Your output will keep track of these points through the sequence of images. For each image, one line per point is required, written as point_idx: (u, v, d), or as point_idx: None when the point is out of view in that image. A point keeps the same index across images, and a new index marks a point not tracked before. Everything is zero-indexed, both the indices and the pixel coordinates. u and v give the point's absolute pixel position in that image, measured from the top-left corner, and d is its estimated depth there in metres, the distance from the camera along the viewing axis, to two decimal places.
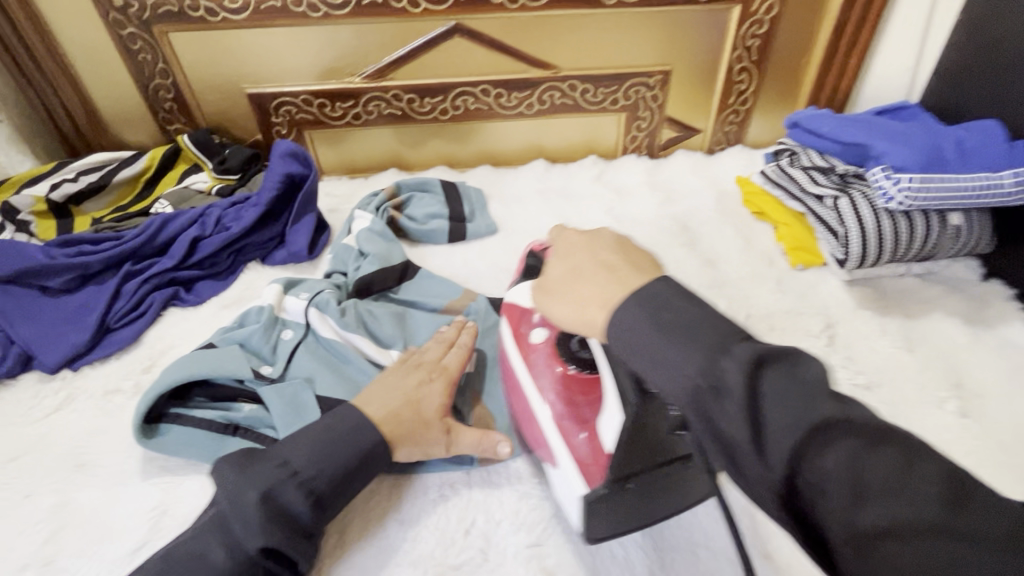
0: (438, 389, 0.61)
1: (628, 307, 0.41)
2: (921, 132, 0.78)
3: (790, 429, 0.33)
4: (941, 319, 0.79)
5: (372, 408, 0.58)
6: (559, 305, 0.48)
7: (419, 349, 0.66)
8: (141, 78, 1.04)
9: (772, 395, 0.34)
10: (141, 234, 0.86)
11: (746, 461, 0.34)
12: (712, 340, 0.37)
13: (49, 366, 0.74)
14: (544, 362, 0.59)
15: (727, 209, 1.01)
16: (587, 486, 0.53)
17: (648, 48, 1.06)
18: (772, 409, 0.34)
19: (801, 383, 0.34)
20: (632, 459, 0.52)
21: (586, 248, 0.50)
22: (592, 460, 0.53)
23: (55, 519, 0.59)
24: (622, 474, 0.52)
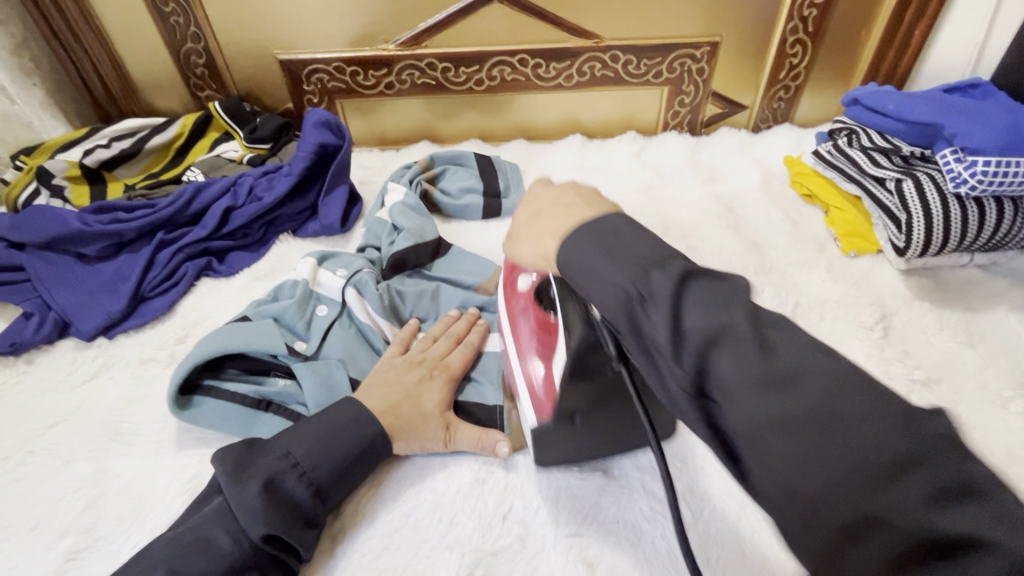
0: (437, 386, 0.62)
1: (611, 253, 0.38)
2: (999, 110, 0.73)
3: (704, 332, 0.33)
4: (1006, 314, 0.74)
5: (373, 402, 0.59)
6: (521, 245, 0.46)
7: (426, 345, 0.66)
8: (172, 42, 1.01)
9: (694, 304, 0.34)
10: (174, 203, 0.85)
11: (665, 365, 0.35)
12: (724, 301, 0.34)
13: (86, 333, 0.74)
14: (523, 308, 0.58)
15: (774, 191, 0.96)
16: (536, 419, 0.53)
17: (697, 17, 1.00)
18: (692, 316, 0.34)
19: (722, 294, 0.34)
20: (587, 398, 0.51)
21: (548, 193, 0.47)
22: (544, 395, 0.53)
23: (95, 486, 0.59)
24: (567, 411, 0.51)
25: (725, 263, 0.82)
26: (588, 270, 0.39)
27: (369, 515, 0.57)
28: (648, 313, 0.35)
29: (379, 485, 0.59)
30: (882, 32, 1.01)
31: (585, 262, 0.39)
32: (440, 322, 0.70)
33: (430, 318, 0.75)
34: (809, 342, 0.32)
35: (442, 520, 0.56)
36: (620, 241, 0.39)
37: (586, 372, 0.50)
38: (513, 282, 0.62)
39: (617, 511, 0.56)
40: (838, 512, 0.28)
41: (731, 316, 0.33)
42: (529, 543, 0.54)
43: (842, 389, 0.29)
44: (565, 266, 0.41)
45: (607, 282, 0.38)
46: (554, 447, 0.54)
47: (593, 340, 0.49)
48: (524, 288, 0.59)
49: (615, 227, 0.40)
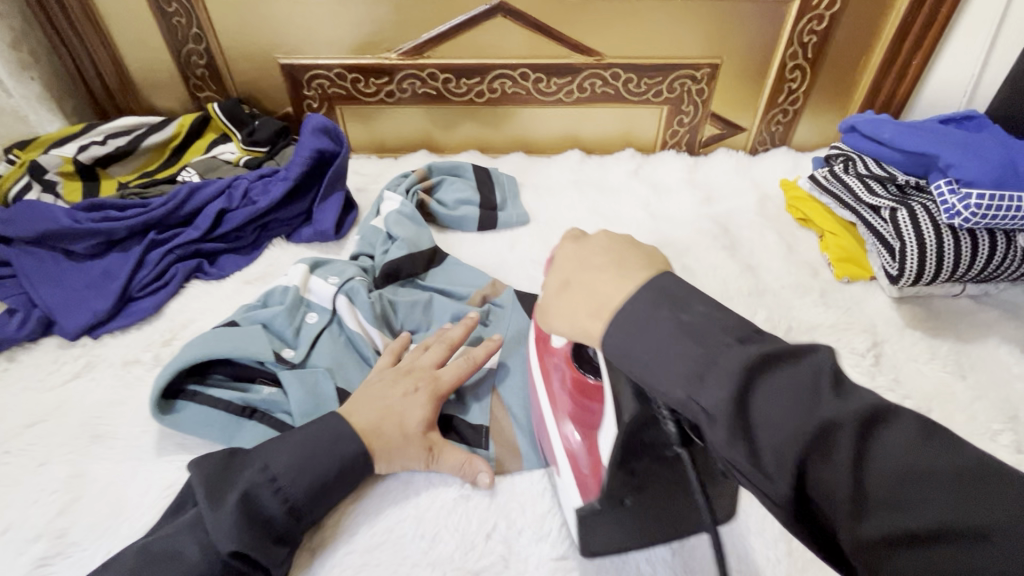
0: (422, 401, 0.59)
1: (667, 351, 0.38)
2: (995, 143, 0.74)
3: (790, 440, 0.33)
4: (997, 346, 0.74)
5: (356, 418, 0.57)
6: (555, 320, 0.46)
7: (416, 355, 0.63)
8: (174, 42, 1.01)
9: (766, 400, 0.34)
10: (167, 202, 0.84)
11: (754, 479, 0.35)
12: (801, 405, 0.33)
13: (70, 333, 0.73)
14: (557, 367, 0.58)
15: (770, 214, 0.96)
16: (581, 498, 0.52)
17: (698, 38, 1.01)
18: (764, 405, 0.34)
19: (797, 389, 0.34)
20: (637, 475, 0.48)
21: (577, 258, 0.47)
22: (590, 472, 0.53)
23: (69, 490, 0.58)
24: (618, 494, 0.49)
25: (719, 284, 0.82)
26: (635, 350, 0.39)
27: (350, 529, 0.56)
28: (711, 427, 0.35)
29: (361, 496, 0.58)
30: (879, 60, 1.03)
31: (652, 351, 0.38)
32: (433, 330, 0.67)
33: (422, 328, 0.74)
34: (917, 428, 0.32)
35: (425, 537, 0.55)
36: (692, 324, 0.38)
37: (641, 451, 0.47)
38: (547, 342, 0.60)
39: None
40: (854, 551, 0.32)
41: (816, 416, 0.33)
42: (512, 564, 0.54)
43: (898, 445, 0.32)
44: (615, 353, 0.40)
45: (762, 444, 0.34)
46: (599, 533, 0.50)
47: (649, 419, 0.45)
48: (559, 347, 0.58)
49: (662, 307, 0.39)
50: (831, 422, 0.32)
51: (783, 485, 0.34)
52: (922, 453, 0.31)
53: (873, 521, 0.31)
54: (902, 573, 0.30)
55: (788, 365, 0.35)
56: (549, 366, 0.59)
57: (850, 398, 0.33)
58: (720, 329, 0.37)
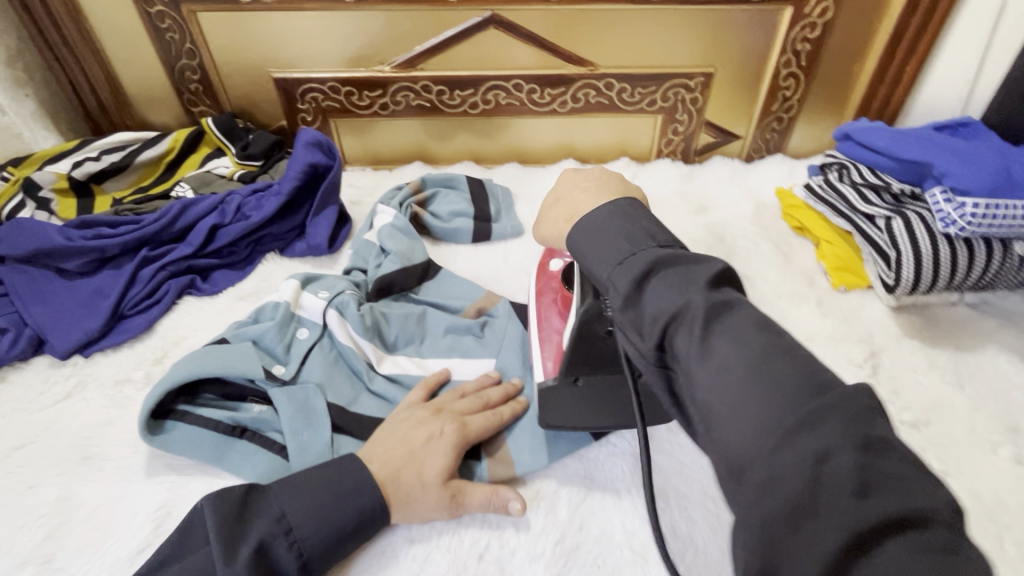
0: (446, 449, 0.57)
1: (609, 245, 0.48)
2: (991, 151, 0.73)
3: (665, 308, 0.41)
4: (996, 355, 0.74)
5: (375, 465, 0.55)
6: (546, 228, 0.60)
7: (451, 398, 0.63)
8: (168, 58, 1.01)
9: (661, 284, 0.43)
10: (159, 219, 0.83)
11: (631, 336, 0.44)
12: (687, 284, 0.42)
13: (61, 352, 0.73)
14: (551, 285, 0.70)
15: (766, 222, 0.96)
16: (542, 375, 0.62)
17: (691, 46, 1.01)
18: (656, 287, 0.43)
19: (686, 278, 0.42)
20: (581, 356, 0.59)
21: (572, 179, 0.61)
22: (551, 355, 0.63)
23: (58, 513, 0.58)
24: (570, 369, 0.60)
25: None
26: (591, 242, 0.49)
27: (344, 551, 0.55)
28: (613, 296, 0.45)
29: None
30: (874, 67, 1.02)
31: (594, 240, 0.49)
32: (473, 381, 0.66)
33: (416, 342, 0.74)
34: (756, 318, 0.39)
35: (418, 561, 0.54)
36: (624, 228, 0.48)
37: (586, 335, 0.58)
38: (546, 266, 0.73)
39: (597, 553, 0.55)
40: (704, 404, 0.37)
41: (688, 295, 0.41)
42: None
43: (747, 336, 0.38)
44: (574, 245, 0.50)
45: (638, 301, 0.43)
46: (558, 409, 0.60)
47: (596, 311, 0.57)
48: (554, 269, 0.71)
49: (617, 213, 0.50)
50: (695, 306, 0.40)
51: (649, 342, 0.42)
52: (755, 335, 0.38)
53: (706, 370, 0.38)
54: (732, 432, 0.35)
55: (683, 264, 0.44)
56: (541, 286, 0.72)
57: (721, 294, 0.41)
58: (645, 238, 0.47)
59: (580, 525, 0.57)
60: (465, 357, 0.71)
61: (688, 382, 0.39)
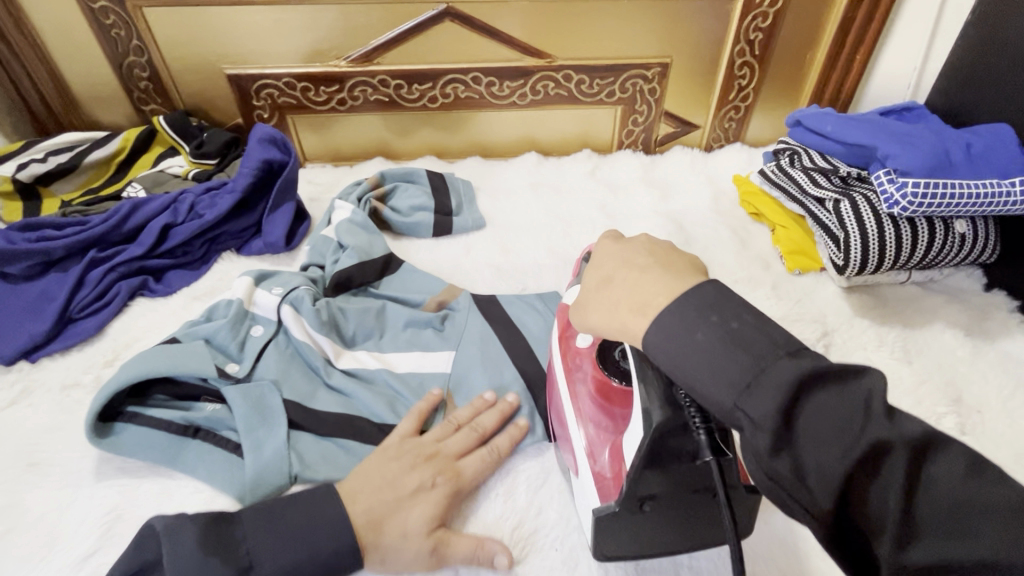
0: (435, 498, 0.54)
1: (718, 363, 0.37)
2: (929, 134, 0.75)
3: (837, 455, 0.34)
4: (942, 330, 0.76)
5: (357, 508, 0.52)
6: (593, 313, 0.47)
7: (444, 438, 0.59)
8: (115, 55, 0.99)
9: (818, 410, 0.35)
10: (108, 220, 0.81)
11: (795, 489, 0.35)
12: (851, 410, 0.34)
13: (5, 357, 0.70)
14: (580, 366, 0.58)
15: (724, 209, 0.98)
16: (600, 502, 0.50)
17: (647, 37, 1.02)
18: (814, 425, 0.35)
19: (849, 402, 0.35)
20: (656, 480, 0.46)
21: (620, 255, 0.49)
22: (610, 474, 0.50)
23: (1, 521, 0.56)
24: (638, 493, 0.47)
25: None
26: (690, 360, 0.38)
27: None
28: (755, 434, 0.35)
29: None
30: (824, 55, 1.05)
31: (694, 354, 0.38)
32: (467, 408, 0.62)
33: (375, 336, 0.73)
34: (962, 456, 0.33)
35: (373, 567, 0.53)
36: (731, 332, 0.38)
37: (665, 455, 0.46)
38: (569, 340, 0.61)
39: (555, 537, 0.56)
40: (927, 573, 0.32)
41: (862, 437, 0.34)
42: None
43: (968, 493, 0.32)
44: (656, 349, 0.40)
45: (720, 391, 0.37)
46: (613, 540, 0.49)
47: (676, 424, 0.45)
48: (584, 347, 0.60)
49: (709, 302, 0.40)
50: (878, 444, 0.33)
51: (824, 499, 0.34)
52: (964, 481, 0.32)
53: (917, 544, 0.32)
54: None
55: (834, 379, 0.35)
56: (569, 364, 0.60)
57: (899, 421, 0.34)
58: (767, 338, 0.37)
59: (538, 510, 0.58)
60: (425, 349, 0.71)
61: (885, 556, 0.33)
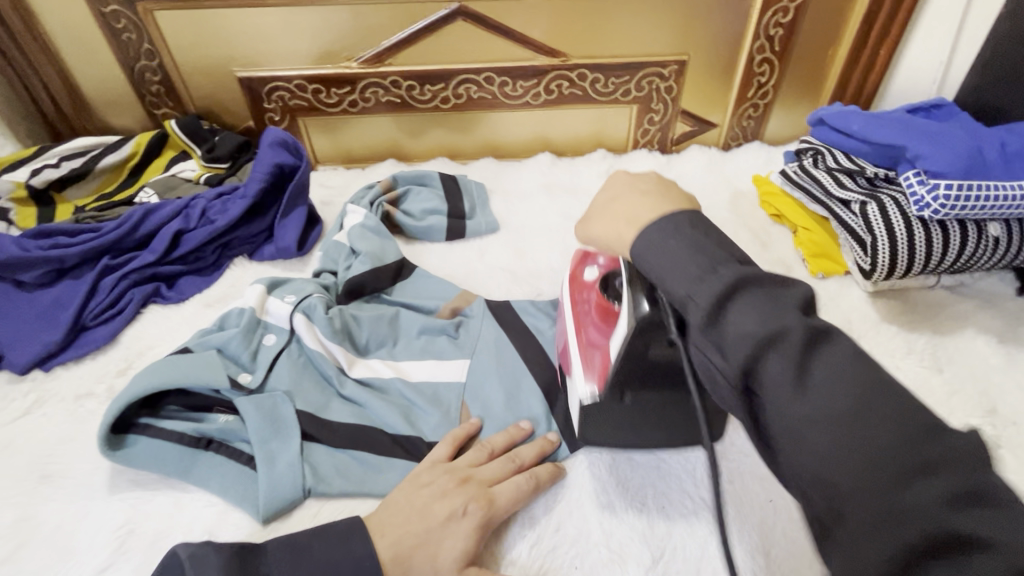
0: (467, 530, 0.51)
1: (687, 266, 0.41)
2: (961, 133, 0.73)
3: (746, 338, 0.37)
4: (974, 337, 0.73)
5: (385, 542, 0.49)
6: (595, 225, 0.53)
7: (477, 466, 0.57)
8: (127, 59, 0.98)
9: (742, 304, 0.38)
10: (121, 226, 0.81)
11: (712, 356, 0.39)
12: (778, 306, 0.38)
13: (19, 366, 0.70)
14: (586, 295, 0.62)
15: (743, 210, 0.95)
16: (586, 391, 0.56)
17: (664, 34, 0.99)
18: (736, 314, 0.38)
19: (773, 299, 0.38)
20: (632, 375, 0.55)
21: (627, 182, 0.52)
22: (598, 369, 0.56)
23: (15, 535, 0.56)
24: (620, 386, 0.55)
25: None
26: (668, 264, 0.42)
27: None
28: (693, 317, 0.40)
29: None
30: (847, 51, 1.02)
31: (665, 255, 0.43)
32: (502, 434, 0.60)
33: (388, 344, 0.72)
34: (857, 353, 0.36)
35: None
36: (696, 242, 0.42)
37: (636, 353, 0.53)
38: (578, 275, 0.65)
39: (575, 555, 0.54)
40: (813, 445, 0.34)
41: (777, 320, 0.37)
42: None
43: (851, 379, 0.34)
44: (638, 253, 0.45)
45: (683, 283, 0.41)
46: (601, 425, 0.57)
47: (653, 320, 0.51)
48: (592, 279, 0.63)
49: (686, 224, 0.44)
50: (785, 330, 0.36)
51: (733, 365, 0.37)
52: (857, 371, 0.35)
53: (799, 408, 0.35)
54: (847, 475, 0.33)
55: (768, 284, 0.39)
56: (574, 293, 0.64)
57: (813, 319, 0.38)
58: (723, 249, 0.42)
59: (556, 526, 0.56)
60: (439, 358, 0.69)
61: (774, 415, 0.36)
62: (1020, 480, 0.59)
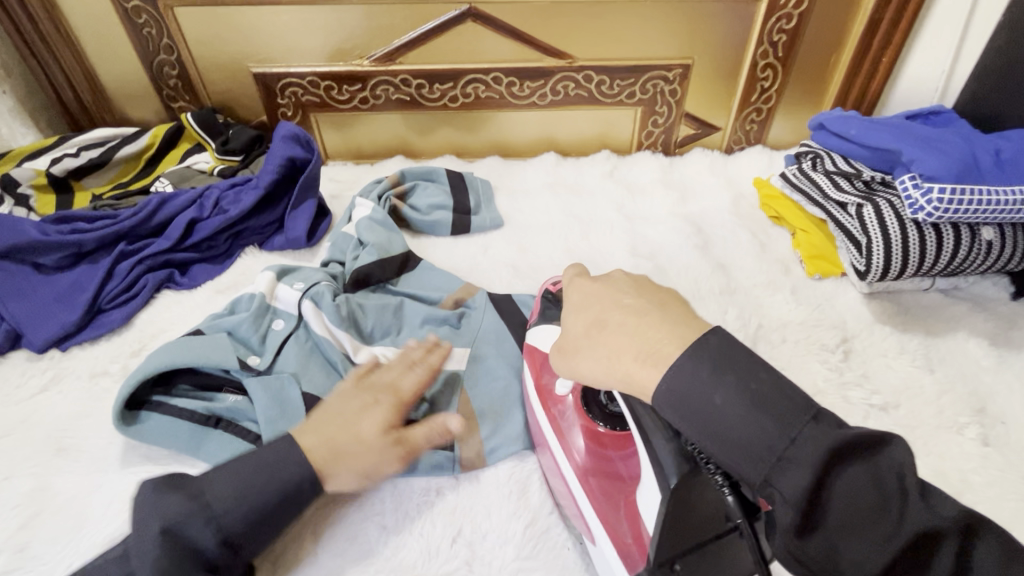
0: (381, 412, 0.54)
1: (745, 428, 0.37)
2: (956, 139, 0.74)
3: (850, 522, 0.34)
4: (966, 339, 0.75)
5: (308, 437, 0.52)
6: (584, 359, 0.47)
7: (376, 369, 0.59)
8: (146, 53, 1.01)
9: (837, 485, 0.35)
10: (138, 213, 0.84)
11: (791, 533, 0.35)
12: (870, 477, 0.35)
13: (38, 345, 0.73)
14: (563, 414, 0.58)
15: (744, 212, 0.97)
16: (626, 571, 0.48)
17: (668, 39, 1.02)
18: (826, 494, 0.35)
19: (859, 467, 0.35)
20: (677, 538, 0.44)
21: (604, 294, 0.49)
22: (633, 539, 0.49)
23: (32, 503, 0.58)
24: (665, 556, 0.44)
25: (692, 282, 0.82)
26: (717, 424, 0.38)
27: (310, 541, 0.56)
28: (779, 476, 0.36)
29: (323, 510, 0.58)
30: (849, 58, 1.03)
31: (707, 414, 0.38)
32: (400, 346, 0.63)
33: (392, 331, 0.74)
34: (921, 488, 0.36)
35: (390, 545, 0.55)
36: (742, 390, 0.38)
37: (690, 508, 0.45)
38: (544, 387, 0.61)
39: (566, 536, 0.57)
40: None
41: (876, 496, 0.35)
42: (475, 568, 0.54)
43: (942, 537, 0.34)
44: (667, 402, 0.40)
45: (755, 443, 0.37)
46: None
47: (689, 472, 0.43)
48: (563, 394, 0.59)
49: (710, 362, 0.39)
50: (894, 514, 0.34)
51: (815, 544, 0.35)
52: (946, 534, 0.34)
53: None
54: None
55: (835, 430, 0.36)
56: (547, 409, 0.59)
57: (882, 461, 0.36)
58: (781, 394, 0.38)
59: (551, 510, 0.59)
60: None
61: None
62: (1004, 476, 0.61)
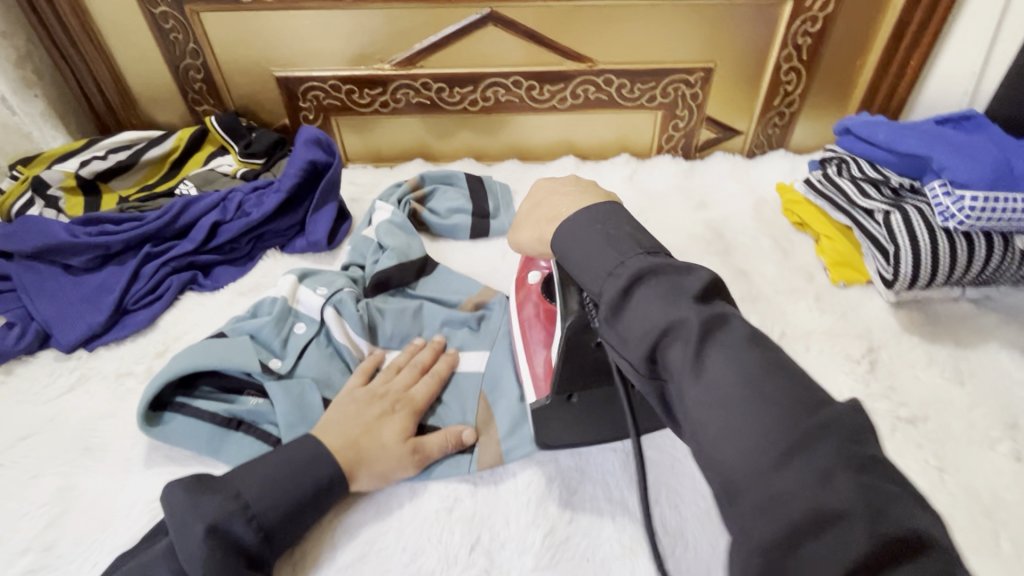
0: (400, 417, 0.61)
1: (598, 254, 0.47)
2: (989, 145, 0.72)
3: (647, 324, 0.41)
4: (998, 351, 0.73)
5: (330, 437, 0.57)
6: (524, 231, 0.62)
7: (387, 378, 0.65)
8: (173, 58, 1.03)
9: (642, 300, 0.42)
10: (163, 216, 0.85)
11: (618, 340, 0.44)
12: (677, 297, 0.41)
13: (66, 345, 0.74)
14: (530, 298, 0.69)
15: (766, 218, 0.95)
16: (535, 396, 0.61)
17: (690, 42, 1.01)
18: (639, 308, 0.42)
19: (676, 289, 0.42)
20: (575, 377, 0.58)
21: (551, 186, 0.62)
22: (542, 375, 0.62)
23: (60, 502, 0.59)
24: (565, 388, 0.58)
25: None
26: (580, 256, 0.48)
27: (331, 546, 0.56)
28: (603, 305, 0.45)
29: (344, 515, 0.58)
30: (876, 62, 1.01)
31: (584, 249, 0.48)
32: (403, 352, 0.69)
33: (412, 336, 0.74)
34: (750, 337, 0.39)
35: (408, 550, 0.55)
36: (615, 234, 0.48)
37: (576, 349, 0.57)
38: (525, 280, 0.72)
39: (586, 546, 0.56)
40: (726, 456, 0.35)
41: (672, 313, 0.40)
42: None
43: (742, 360, 0.37)
44: (561, 242, 0.50)
45: (599, 270, 0.46)
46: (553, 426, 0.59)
47: (586, 322, 0.56)
48: (534, 284, 0.69)
49: (602, 219, 0.49)
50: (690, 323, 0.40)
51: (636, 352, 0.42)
52: (752, 354, 0.38)
53: (698, 393, 0.38)
54: (783, 508, 0.32)
55: (672, 273, 0.43)
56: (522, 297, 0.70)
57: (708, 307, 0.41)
58: (638, 241, 0.47)
59: (570, 518, 0.58)
60: (461, 349, 0.71)
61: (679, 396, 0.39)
62: None
